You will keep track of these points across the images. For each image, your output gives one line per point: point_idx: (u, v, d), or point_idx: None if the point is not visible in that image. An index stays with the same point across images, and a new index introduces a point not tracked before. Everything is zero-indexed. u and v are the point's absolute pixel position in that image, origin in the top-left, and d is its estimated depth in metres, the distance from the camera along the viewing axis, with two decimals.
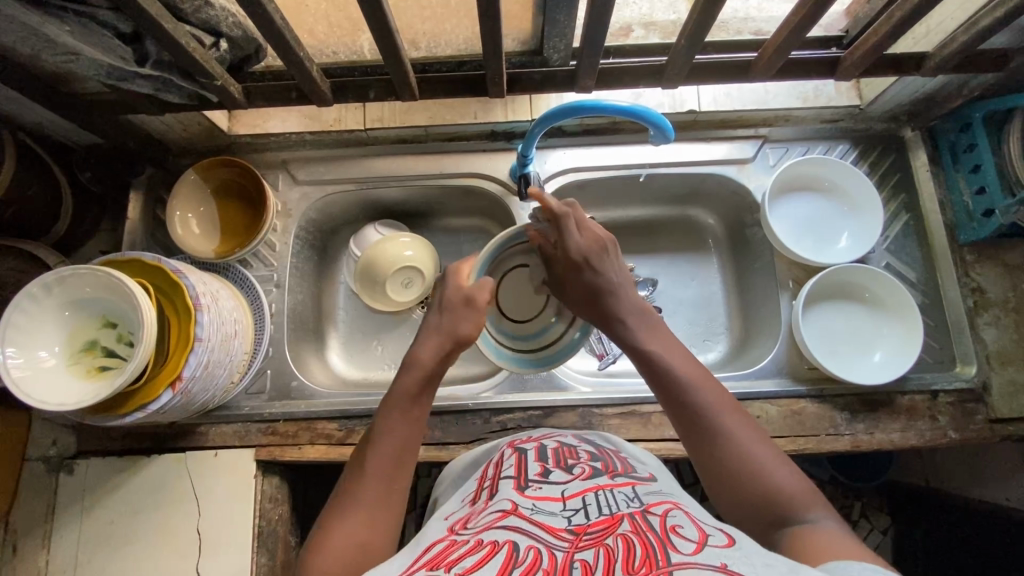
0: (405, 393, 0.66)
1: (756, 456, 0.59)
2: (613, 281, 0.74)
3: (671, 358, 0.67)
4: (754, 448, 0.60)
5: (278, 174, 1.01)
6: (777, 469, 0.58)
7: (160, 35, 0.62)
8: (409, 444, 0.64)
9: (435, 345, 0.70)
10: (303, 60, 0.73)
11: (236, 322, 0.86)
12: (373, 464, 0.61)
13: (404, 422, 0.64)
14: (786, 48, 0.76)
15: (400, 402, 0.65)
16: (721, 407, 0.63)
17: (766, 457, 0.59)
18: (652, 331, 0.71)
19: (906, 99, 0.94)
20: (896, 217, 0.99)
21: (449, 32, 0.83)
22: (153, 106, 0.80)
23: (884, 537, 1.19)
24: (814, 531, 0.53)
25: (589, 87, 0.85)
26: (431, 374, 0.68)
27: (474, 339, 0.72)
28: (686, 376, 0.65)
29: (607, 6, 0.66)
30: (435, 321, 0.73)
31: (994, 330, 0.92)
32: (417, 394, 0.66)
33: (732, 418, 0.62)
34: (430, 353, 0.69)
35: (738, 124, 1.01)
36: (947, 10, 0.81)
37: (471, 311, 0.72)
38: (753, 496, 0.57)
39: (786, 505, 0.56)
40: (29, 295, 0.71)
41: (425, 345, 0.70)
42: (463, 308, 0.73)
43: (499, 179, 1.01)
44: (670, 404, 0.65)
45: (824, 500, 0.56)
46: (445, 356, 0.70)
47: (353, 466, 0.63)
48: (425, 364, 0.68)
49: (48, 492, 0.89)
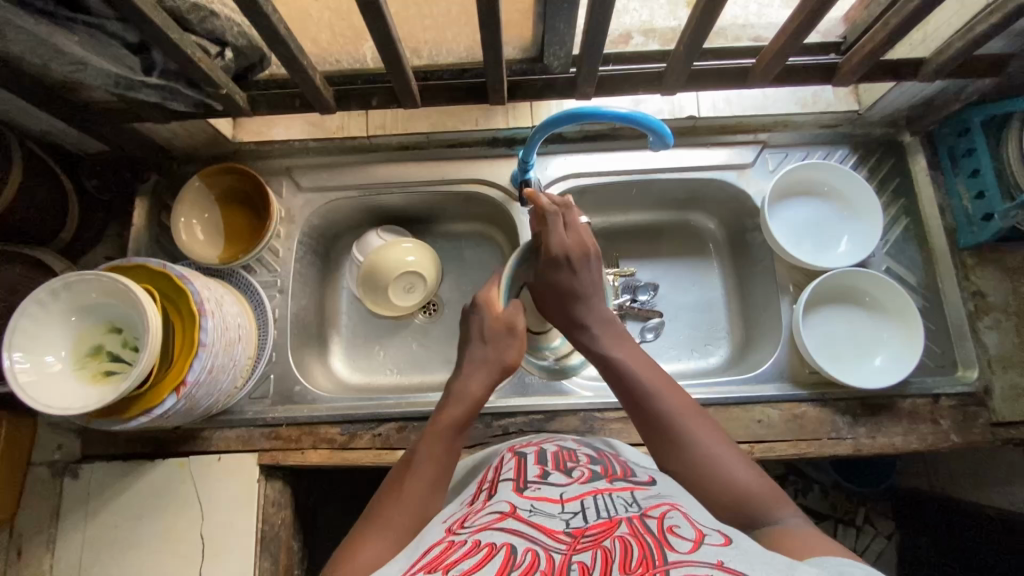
0: (450, 422, 0.69)
1: (718, 455, 0.62)
2: (584, 289, 0.76)
3: (631, 362, 0.71)
4: (715, 448, 0.63)
5: (281, 181, 1.02)
6: (737, 466, 0.61)
7: (167, 44, 0.63)
8: (445, 473, 0.66)
9: (484, 377, 0.73)
10: (307, 69, 0.74)
11: (240, 327, 0.87)
12: (409, 485, 0.63)
13: (443, 450, 0.67)
14: (784, 54, 0.77)
15: (444, 432, 0.68)
16: (682, 410, 0.66)
17: (728, 456, 0.62)
18: (616, 338, 0.74)
19: (904, 104, 0.95)
20: (896, 222, 0.99)
21: (450, 40, 0.85)
22: (159, 114, 0.81)
23: (889, 542, 1.17)
24: (779, 527, 0.54)
25: (589, 94, 0.86)
26: (475, 407, 0.71)
27: (518, 364, 0.76)
28: (646, 381, 0.69)
29: (606, 14, 0.67)
30: (478, 355, 0.75)
31: (995, 333, 0.92)
32: (461, 426, 0.69)
33: (693, 420, 0.65)
34: (478, 386, 0.73)
35: (737, 129, 1.01)
36: (943, 17, 0.82)
37: (515, 339, 0.75)
38: (716, 494, 0.59)
39: (748, 503, 0.57)
40: (37, 301, 0.71)
41: (470, 378, 0.73)
42: (504, 337, 0.75)
43: (500, 185, 1.02)
44: (634, 407, 0.68)
45: (785, 496, 0.58)
46: (489, 390, 0.73)
47: (386, 492, 0.64)
48: (473, 397, 0.71)
49: (53, 496, 0.90)
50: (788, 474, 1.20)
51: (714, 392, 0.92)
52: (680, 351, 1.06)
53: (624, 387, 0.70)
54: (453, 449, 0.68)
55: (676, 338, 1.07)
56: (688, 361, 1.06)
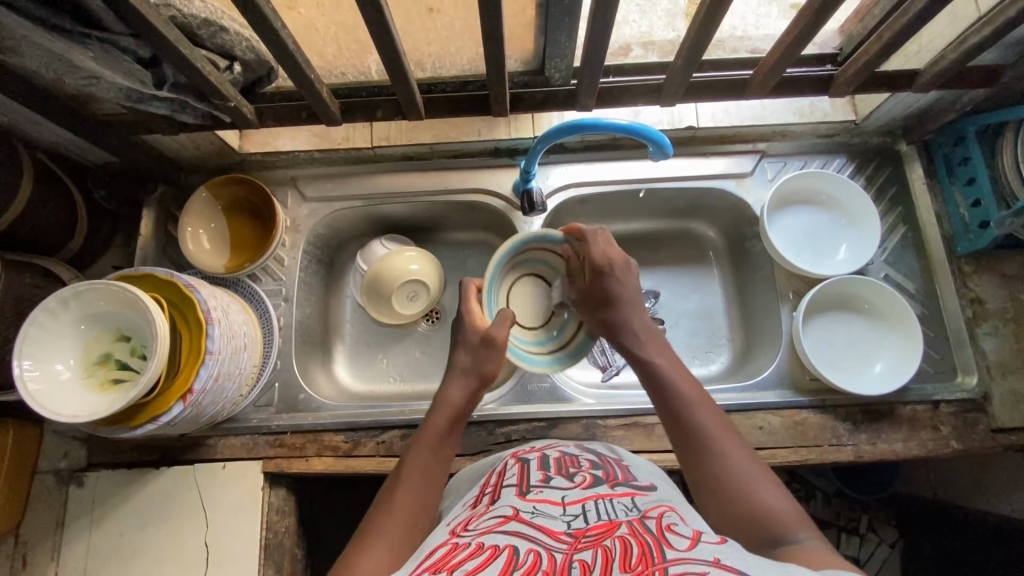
0: (435, 429, 0.71)
1: (747, 473, 0.60)
2: (626, 298, 0.78)
3: (670, 372, 0.70)
4: (746, 466, 0.61)
5: (286, 191, 1.04)
6: (767, 488, 0.59)
7: (178, 59, 0.64)
8: (436, 479, 0.67)
9: (465, 386, 0.76)
10: (313, 82, 0.76)
11: (245, 335, 0.88)
12: (402, 493, 0.64)
13: (433, 457, 0.68)
14: (781, 66, 0.78)
15: (430, 437, 0.70)
16: (713, 421, 0.65)
17: (758, 476, 0.60)
18: (654, 348, 0.74)
19: (900, 114, 0.97)
20: (893, 229, 1.00)
21: (454, 53, 0.87)
22: (168, 126, 0.82)
23: (893, 550, 1.15)
24: (800, 547, 0.53)
25: (590, 105, 0.88)
26: (459, 414, 0.73)
27: (497, 374, 0.79)
28: (682, 390, 0.68)
29: (606, 28, 0.69)
30: (458, 364, 0.78)
31: (994, 340, 0.92)
32: (446, 432, 0.71)
33: (722, 431, 0.65)
34: (459, 395, 0.75)
35: (736, 139, 1.03)
36: (936, 29, 0.84)
37: (494, 349, 0.78)
38: (741, 510, 0.58)
39: (772, 522, 0.56)
40: (46, 309, 0.72)
41: (452, 387, 0.76)
42: (484, 348, 0.79)
43: (502, 195, 1.04)
44: (666, 414, 0.68)
45: (812, 522, 0.56)
46: (470, 398, 0.75)
47: (381, 499, 0.65)
48: (454, 404, 0.74)
49: (58, 504, 0.90)
50: (789, 480, 1.19)
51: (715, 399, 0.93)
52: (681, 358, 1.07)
53: (660, 394, 0.69)
54: (443, 455, 0.70)
55: (677, 346, 1.08)
56: (689, 368, 1.06)
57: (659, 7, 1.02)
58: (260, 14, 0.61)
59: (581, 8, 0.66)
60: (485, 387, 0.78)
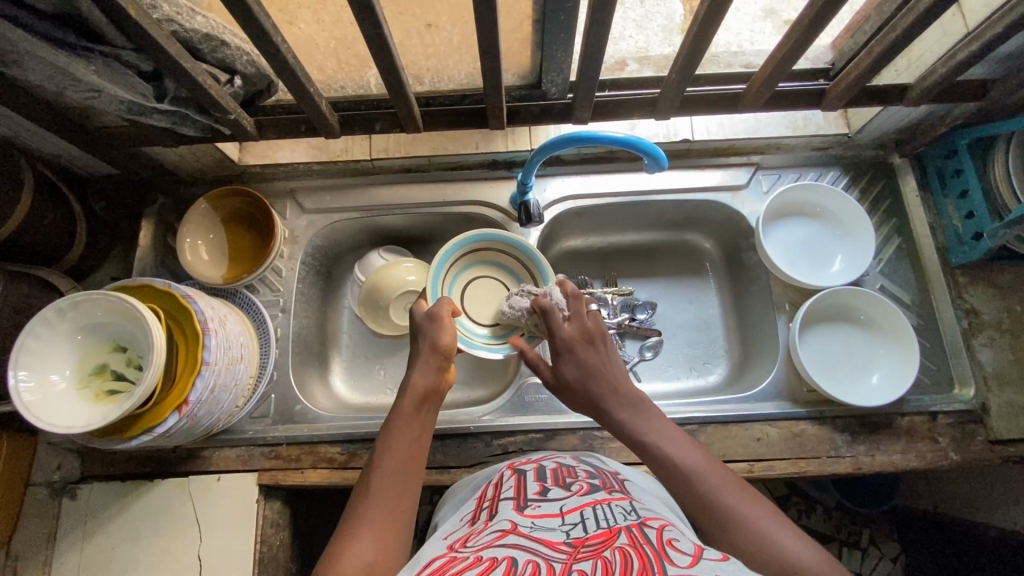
0: (406, 412, 0.69)
1: (768, 525, 0.57)
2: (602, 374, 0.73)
3: (664, 441, 0.66)
4: (766, 521, 0.58)
5: (285, 203, 1.04)
6: (791, 538, 0.56)
7: (180, 73, 0.65)
8: (414, 460, 0.65)
9: (428, 366, 0.73)
10: (313, 95, 0.77)
11: (242, 346, 0.88)
12: (378, 482, 0.62)
13: (409, 440, 0.66)
14: (774, 80, 0.80)
15: (404, 420, 0.68)
16: (720, 479, 0.62)
17: (779, 528, 0.57)
18: (645, 414, 0.70)
19: (891, 127, 0.98)
20: (887, 241, 1.01)
21: (452, 67, 0.88)
22: (169, 138, 0.83)
23: (895, 564, 1.13)
24: None
25: (586, 119, 0.89)
26: (428, 391, 0.71)
27: (453, 346, 0.76)
28: (681, 455, 0.65)
29: (601, 43, 0.70)
30: (417, 352, 0.76)
31: (989, 351, 0.93)
32: (419, 412, 0.69)
33: (734, 490, 0.61)
34: (425, 377, 0.72)
35: (731, 152, 1.04)
36: (925, 44, 0.85)
37: (437, 324, 0.76)
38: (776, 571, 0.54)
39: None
40: (43, 320, 0.72)
41: (418, 370, 0.73)
42: (432, 325, 0.76)
43: (499, 207, 1.04)
44: (674, 484, 0.63)
45: (847, 571, 0.53)
46: (439, 376, 0.73)
47: (358, 491, 0.63)
48: (422, 385, 0.71)
49: (51, 517, 0.89)
50: (789, 494, 1.18)
51: (713, 410, 0.93)
52: (679, 369, 1.07)
53: (658, 464, 0.65)
54: (416, 437, 0.68)
55: (674, 357, 1.08)
56: (686, 379, 1.06)
57: (655, 23, 1.06)
58: (261, 29, 0.62)
59: (576, 24, 0.67)
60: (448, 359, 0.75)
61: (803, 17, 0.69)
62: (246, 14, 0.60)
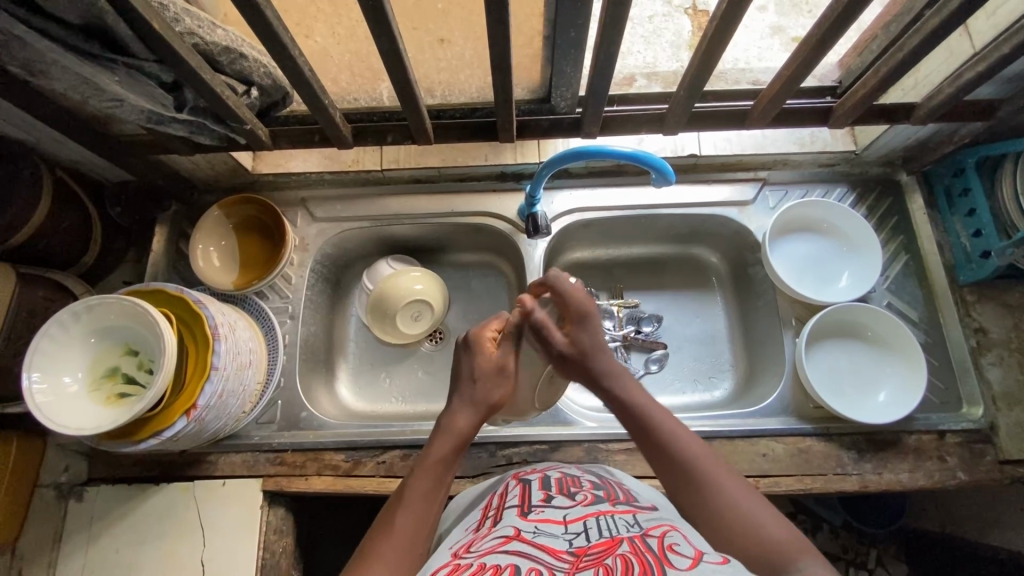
0: (438, 458, 0.67)
1: (746, 506, 0.60)
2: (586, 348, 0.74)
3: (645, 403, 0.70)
4: (745, 498, 0.61)
5: (296, 211, 1.06)
6: (768, 517, 0.59)
7: (200, 84, 0.67)
8: (432, 510, 0.64)
9: (468, 404, 0.71)
10: (327, 106, 0.78)
11: (251, 351, 0.89)
12: (400, 526, 0.61)
13: (435, 484, 0.65)
14: (781, 97, 0.80)
15: (436, 464, 0.67)
16: (693, 446, 0.66)
17: (756, 507, 0.60)
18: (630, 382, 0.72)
19: (900, 145, 0.98)
20: (895, 258, 1.01)
21: (463, 81, 0.90)
22: (186, 146, 0.85)
23: None
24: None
25: (595, 133, 0.89)
26: (464, 441, 0.69)
27: (502, 402, 0.74)
28: (644, 405, 0.70)
29: (611, 59, 0.71)
30: (468, 389, 0.72)
31: (998, 370, 0.92)
32: (450, 462, 0.67)
33: (709, 461, 0.64)
34: (465, 421, 0.70)
35: (738, 167, 1.05)
36: (933, 64, 0.86)
37: (501, 381, 0.73)
38: (742, 541, 0.57)
39: (774, 552, 0.55)
40: (58, 322, 0.74)
41: (457, 412, 0.71)
42: (495, 377, 0.73)
43: (507, 218, 1.05)
44: (659, 462, 0.66)
45: (815, 548, 0.55)
46: (477, 425, 0.70)
47: (377, 528, 0.62)
48: (460, 432, 0.69)
49: (57, 519, 0.90)
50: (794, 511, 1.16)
51: (719, 424, 0.92)
52: (684, 383, 1.07)
53: (645, 436, 0.68)
54: (441, 487, 0.66)
55: (680, 371, 1.07)
56: (691, 393, 1.06)
57: (663, 39, 1.09)
58: (279, 43, 0.64)
59: (587, 40, 0.68)
60: (492, 411, 0.73)
61: (811, 36, 0.70)
62: (266, 30, 0.61)
